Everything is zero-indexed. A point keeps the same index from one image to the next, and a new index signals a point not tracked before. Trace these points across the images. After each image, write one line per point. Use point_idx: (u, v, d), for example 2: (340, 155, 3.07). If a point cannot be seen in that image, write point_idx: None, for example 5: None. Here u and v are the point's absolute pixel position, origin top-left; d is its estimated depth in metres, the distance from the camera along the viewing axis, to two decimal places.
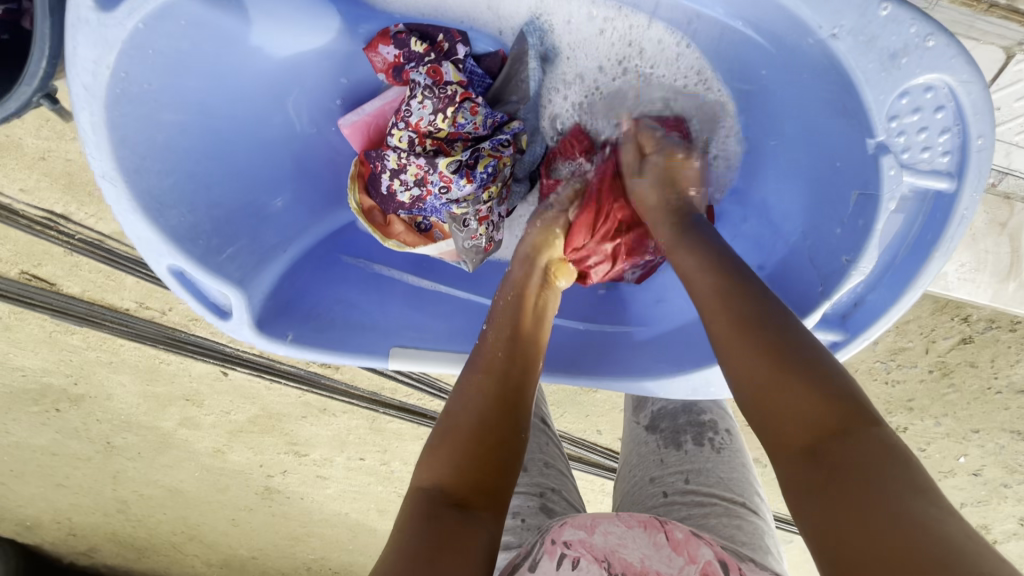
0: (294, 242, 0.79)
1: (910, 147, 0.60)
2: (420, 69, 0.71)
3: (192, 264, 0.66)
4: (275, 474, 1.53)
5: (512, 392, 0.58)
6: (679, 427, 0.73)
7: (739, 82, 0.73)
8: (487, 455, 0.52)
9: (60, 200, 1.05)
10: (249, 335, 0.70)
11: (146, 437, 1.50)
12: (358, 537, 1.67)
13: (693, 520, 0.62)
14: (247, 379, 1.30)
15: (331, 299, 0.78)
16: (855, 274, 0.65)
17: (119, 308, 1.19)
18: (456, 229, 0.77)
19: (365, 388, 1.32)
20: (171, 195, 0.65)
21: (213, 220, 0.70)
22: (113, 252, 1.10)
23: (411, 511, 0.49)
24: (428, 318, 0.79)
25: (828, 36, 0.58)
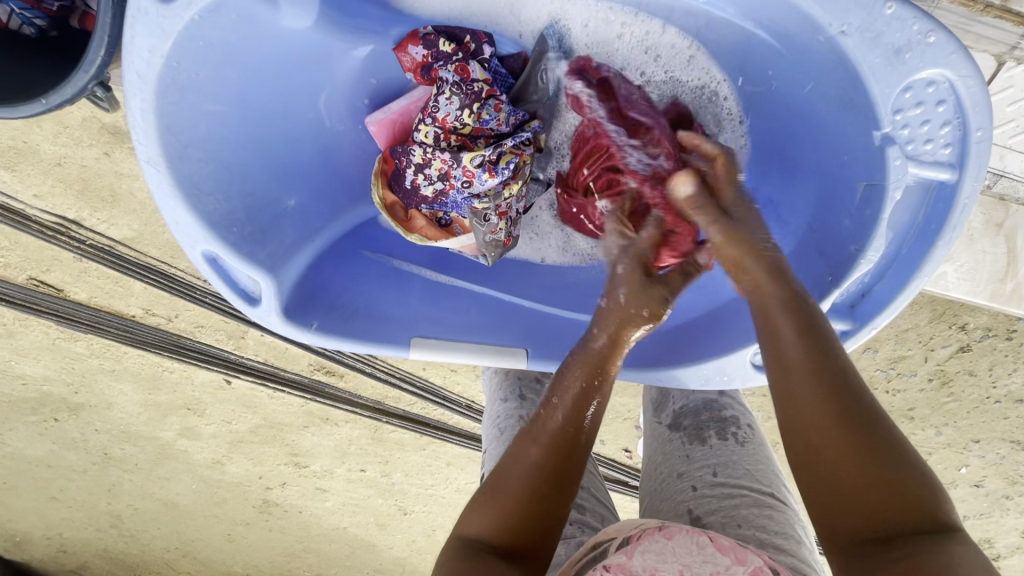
0: (320, 233, 0.81)
1: (914, 140, 0.63)
2: (448, 67, 0.73)
3: (225, 250, 0.68)
4: (274, 486, 1.51)
5: (566, 470, 0.56)
6: (703, 422, 0.74)
7: (747, 84, 0.76)
8: (529, 523, 0.53)
9: (73, 205, 1.06)
10: (276, 322, 0.72)
11: (145, 448, 1.48)
12: (356, 553, 1.65)
13: (724, 512, 0.63)
14: (251, 388, 1.30)
15: (355, 291, 0.80)
16: (864, 262, 0.67)
17: (126, 314, 1.20)
18: (476, 224, 0.78)
19: (369, 397, 1.32)
20: (210, 182, 0.68)
21: (247, 208, 0.72)
22: (123, 258, 1.11)
23: (451, 558, 0.51)
24: (447, 312, 0.80)
25: (837, 33, 0.61)
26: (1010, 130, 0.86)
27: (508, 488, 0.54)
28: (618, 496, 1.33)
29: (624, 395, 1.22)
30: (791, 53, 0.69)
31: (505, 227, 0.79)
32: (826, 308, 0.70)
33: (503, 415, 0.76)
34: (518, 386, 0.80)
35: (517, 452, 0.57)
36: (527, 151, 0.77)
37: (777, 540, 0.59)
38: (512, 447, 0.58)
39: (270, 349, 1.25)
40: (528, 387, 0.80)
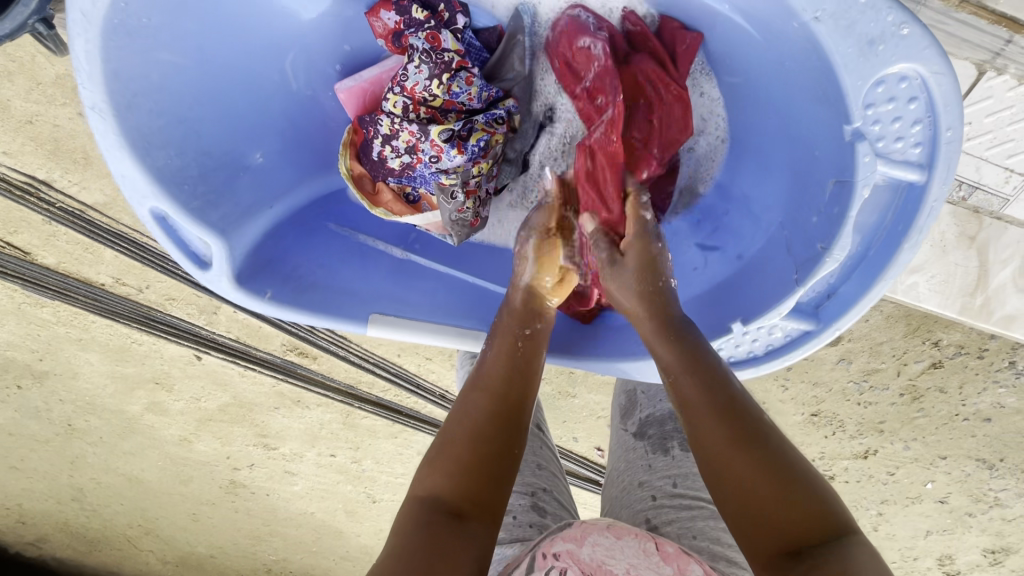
0: (280, 200, 0.79)
1: (885, 136, 0.62)
2: (420, 34, 0.71)
3: (175, 209, 0.67)
4: (242, 467, 1.52)
5: (510, 407, 0.59)
6: (667, 432, 0.72)
7: (727, 75, 0.75)
8: (480, 467, 0.54)
9: (44, 165, 1.02)
10: (226, 288, 0.70)
11: (109, 422, 1.45)
12: (323, 539, 1.70)
13: (681, 523, 0.62)
14: (221, 365, 1.28)
15: (315, 264, 0.78)
16: (829, 261, 0.67)
17: (95, 282, 1.16)
18: (443, 201, 0.76)
19: (342, 381, 1.29)
20: (160, 136, 0.66)
21: (201, 165, 0.70)
22: (93, 224, 1.07)
23: (409, 518, 0.51)
24: (412, 292, 0.79)
25: (811, 18, 0.60)
26: (988, 142, 0.86)
27: (454, 431, 0.57)
28: (587, 495, 1.33)
29: (599, 393, 1.21)
30: (768, 45, 0.67)
31: (473, 205, 0.77)
32: (790, 305, 0.70)
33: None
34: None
35: (463, 408, 0.59)
36: (498, 131, 0.76)
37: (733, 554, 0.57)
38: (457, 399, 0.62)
39: (242, 327, 1.22)
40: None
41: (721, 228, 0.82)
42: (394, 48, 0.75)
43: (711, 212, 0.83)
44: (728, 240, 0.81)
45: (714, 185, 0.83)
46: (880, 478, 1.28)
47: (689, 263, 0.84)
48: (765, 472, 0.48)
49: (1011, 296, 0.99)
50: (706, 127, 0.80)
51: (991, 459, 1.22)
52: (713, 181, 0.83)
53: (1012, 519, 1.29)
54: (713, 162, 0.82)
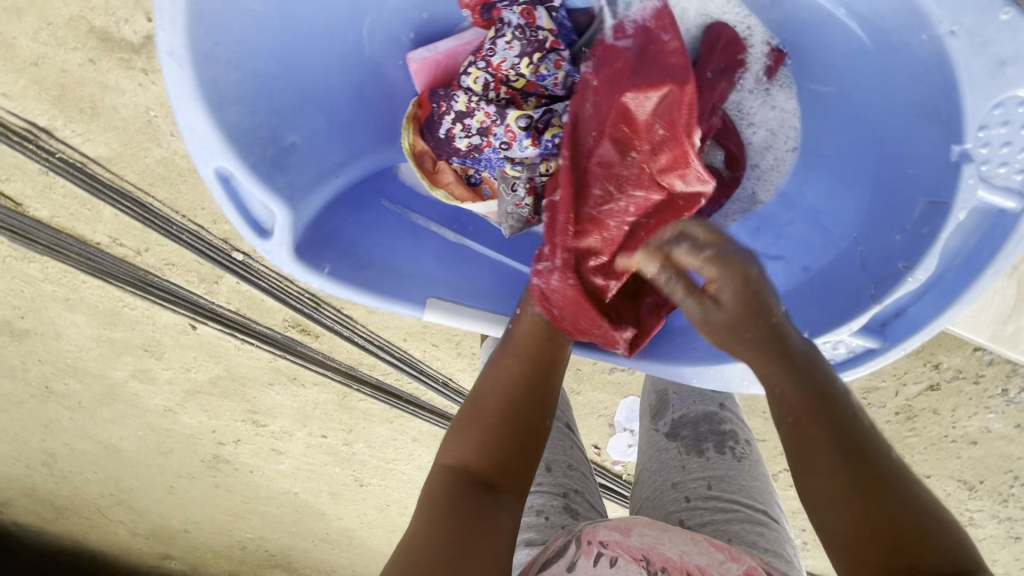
0: (343, 170, 0.77)
1: (990, 160, 0.62)
2: (515, 10, 0.70)
3: (242, 171, 0.65)
4: (226, 442, 1.48)
5: (538, 384, 0.60)
6: (701, 435, 0.72)
7: (816, 84, 0.77)
8: (512, 437, 0.55)
9: (47, 112, 0.95)
10: (286, 260, 0.68)
11: (90, 386, 1.40)
12: (303, 520, 1.68)
13: (715, 525, 0.63)
14: (217, 336, 1.23)
15: (370, 240, 0.75)
16: (910, 280, 0.69)
17: (90, 241, 1.10)
18: (504, 191, 0.75)
19: (343, 362, 1.25)
20: (234, 90, 0.64)
21: (270, 127, 0.68)
22: (95, 178, 1.01)
23: (442, 486, 0.52)
24: (463, 277, 0.78)
25: (946, 32, 0.59)
26: None
27: (488, 402, 0.57)
28: None
29: (604, 392, 1.20)
30: (878, 52, 0.68)
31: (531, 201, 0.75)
32: (861, 321, 0.73)
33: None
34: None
35: (490, 379, 0.60)
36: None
37: (771, 558, 0.59)
38: (487, 368, 0.62)
39: (243, 299, 1.16)
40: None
41: (786, 238, 0.83)
42: (480, 22, 0.73)
43: (773, 220, 0.85)
44: (796, 248, 0.83)
45: (779, 194, 0.84)
46: None
47: None
48: (846, 462, 0.53)
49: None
50: (777, 141, 0.81)
51: (971, 481, 1.26)
52: (780, 189, 0.84)
53: (981, 538, 1.34)
54: (781, 172, 0.83)
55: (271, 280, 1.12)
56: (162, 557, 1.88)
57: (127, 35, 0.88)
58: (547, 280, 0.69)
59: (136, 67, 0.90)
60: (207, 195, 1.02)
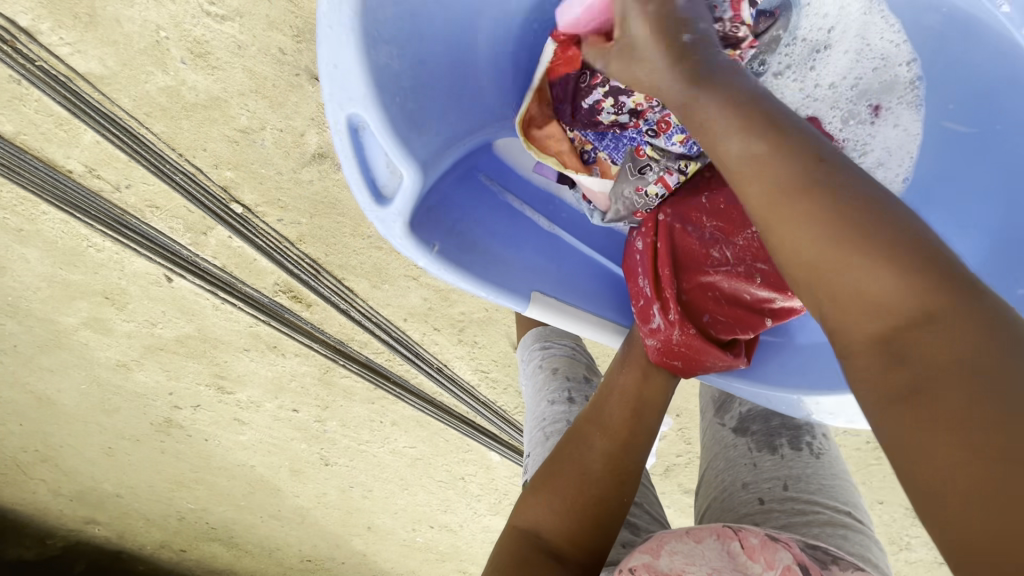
0: (464, 138, 0.62)
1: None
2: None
3: (380, 126, 0.49)
4: (183, 407, 1.36)
5: (616, 452, 0.56)
6: (773, 430, 0.68)
7: (951, 120, 0.58)
8: (586, 508, 0.53)
9: (32, 10, 0.82)
10: (400, 236, 0.55)
11: (32, 330, 1.24)
12: (255, 495, 1.58)
13: (793, 527, 0.57)
14: (194, 292, 1.12)
15: (472, 219, 0.64)
16: None
17: (60, 167, 0.97)
18: (628, 174, 0.62)
19: (332, 335, 1.16)
20: (391, 25, 0.48)
21: (413, 76, 0.52)
22: (79, 97, 0.88)
23: (512, 550, 0.52)
24: (563, 272, 0.68)
25: None
26: None
27: (564, 467, 0.55)
28: None
29: None
30: None
31: (656, 195, 0.62)
32: None
33: (550, 419, 0.66)
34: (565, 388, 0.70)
35: (577, 441, 0.57)
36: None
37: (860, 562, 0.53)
38: (570, 430, 0.59)
39: (232, 256, 1.05)
40: (577, 392, 0.69)
41: None
42: None
43: None
44: None
45: None
46: None
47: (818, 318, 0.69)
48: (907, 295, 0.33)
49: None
50: (888, 162, 0.61)
51: None
52: None
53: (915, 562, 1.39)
54: None
55: (269, 239, 1.02)
56: (85, 522, 1.72)
57: None
58: (662, 333, 0.59)
59: None
60: (212, 136, 0.91)
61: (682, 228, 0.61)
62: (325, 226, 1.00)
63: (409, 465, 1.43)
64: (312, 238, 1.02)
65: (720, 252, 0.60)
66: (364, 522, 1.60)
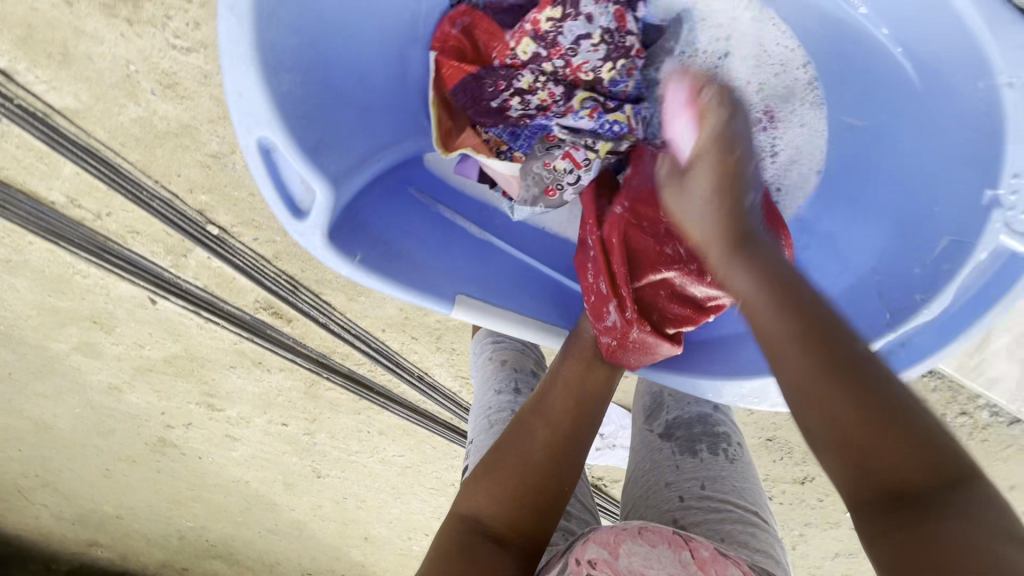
0: (385, 153, 0.71)
1: (1017, 207, 0.59)
2: (608, 9, 0.64)
3: (286, 146, 0.58)
4: (176, 426, 1.39)
5: (561, 441, 0.59)
6: (695, 435, 0.67)
7: (850, 117, 0.69)
8: (524, 493, 0.55)
9: (8, 52, 0.86)
10: (319, 245, 0.62)
11: (25, 357, 1.28)
12: (252, 510, 1.60)
13: (708, 525, 0.57)
14: (178, 313, 1.15)
15: (398, 230, 0.71)
16: (924, 313, 0.67)
17: (43, 199, 1.01)
18: (538, 151, 0.71)
19: (314, 349, 1.20)
20: (291, 55, 0.57)
21: (317, 97, 0.60)
22: (57, 131, 0.92)
23: (451, 536, 0.54)
24: (489, 272, 0.74)
25: (1004, 84, 0.55)
26: None
27: (504, 455, 0.58)
28: None
29: None
30: (929, 85, 0.62)
31: (565, 169, 0.71)
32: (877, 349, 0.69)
33: (496, 407, 0.70)
34: (513, 379, 0.73)
35: (519, 430, 0.59)
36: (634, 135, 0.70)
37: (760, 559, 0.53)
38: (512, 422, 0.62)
39: (212, 276, 1.09)
40: (524, 383, 0.73)
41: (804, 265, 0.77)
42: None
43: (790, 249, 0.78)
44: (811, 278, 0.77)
45: (798, 222, 0.77)
46: (810, 503, 1.35)
47: None
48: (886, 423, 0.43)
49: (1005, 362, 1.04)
50: (803, 159, 0.72)
51: None
52: (797, 218, 0.76)
53: None
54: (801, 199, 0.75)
55: (246, 258, 1.06)
56: (87, 544, 1.74)
57: None
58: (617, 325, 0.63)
59: (120, 15, 0.83)
60: (185, 162, 0.95)
61: (635, 224, 0.65)
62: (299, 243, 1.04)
63: (398, 473, 1.46)
64: (288, 256, 1.05)
65: (672, 248, 0.64)
66: (360, 533, 1.62)
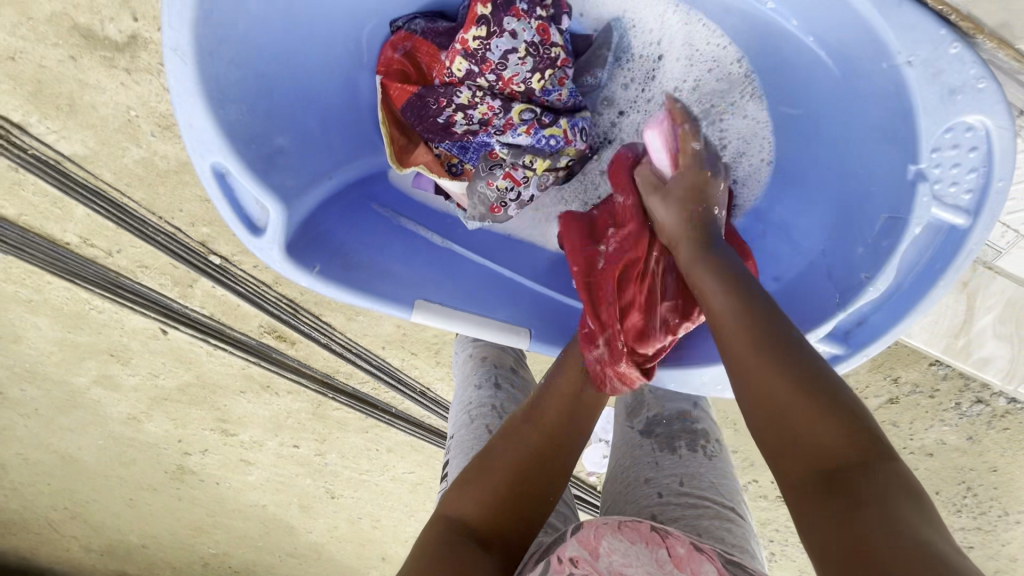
0: (339, 170, 0.78)
1: (942, 180, 0.66)
2: (531, 24, 0.68)
3: (238, 170, 0.65)
4: (193, 453, 1.43)
5: (553, 451, 0.60)
6: (674, 433, 0.70)
7: (785, 105, 0.78)
8: (512, 501, 0.56)
9: (20, 107, 0.93)
10: (275, 257, 0.68)
11: (50, 393, 1.34)
12: (271, 534, 1.63)
13: (685, 521, 0.59)
14: (188, 342, 1.20)
15: (360, 241, 0.77)
16: (870, 289, 0.73)
17: (58, 240, 1.07)
18: (481, 170, 0.75)
19: (318, 370, 1.23)
20: (235, 89, 0.63)
21: (265, 124, 0.67)
22: (68, 177, 0.99)
23: (436, 536, 0.55)
24: (448, 278, 0.79)
25: (904, 62, 0.63)
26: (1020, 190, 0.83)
27: (496, 461, 0.58)
28: None
29: None
30: (843, 68, 0.70)
31: (506, 188, 0.76)
32: (820, 331, 0.76)
33: (476, 402, 0.73)
34: (492, 375, 0.77)
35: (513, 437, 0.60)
36: (576, 146, 0.77)
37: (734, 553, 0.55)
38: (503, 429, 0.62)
39: (218, 304, 1.14)
40: (503, 378, 0.77)
41: (760, 250, 0.86)
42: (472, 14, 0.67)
43: (747, 235, 0.87)
44: (766, 260, 0.86)
45: (751, 211, 0.86)
46: None
47: None
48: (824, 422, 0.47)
49: (990, 341, 1.02)
50: (751, 150, 0.82)
51: (928, 491, 1.26)
52: (751, 207, 0.86)
53: None
54: (755, 185, 0.84)
55: (248, 285, 1.10)
56: None
57: (110, 33, 0.87)
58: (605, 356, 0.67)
59: (119, 66, 0.89)
60: (185, 197, 1.00)
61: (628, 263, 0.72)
62: None
63: (410, 491, 1.47)
64: (287, 280, 1.10)
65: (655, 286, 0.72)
66: (377, 553, 1.62)
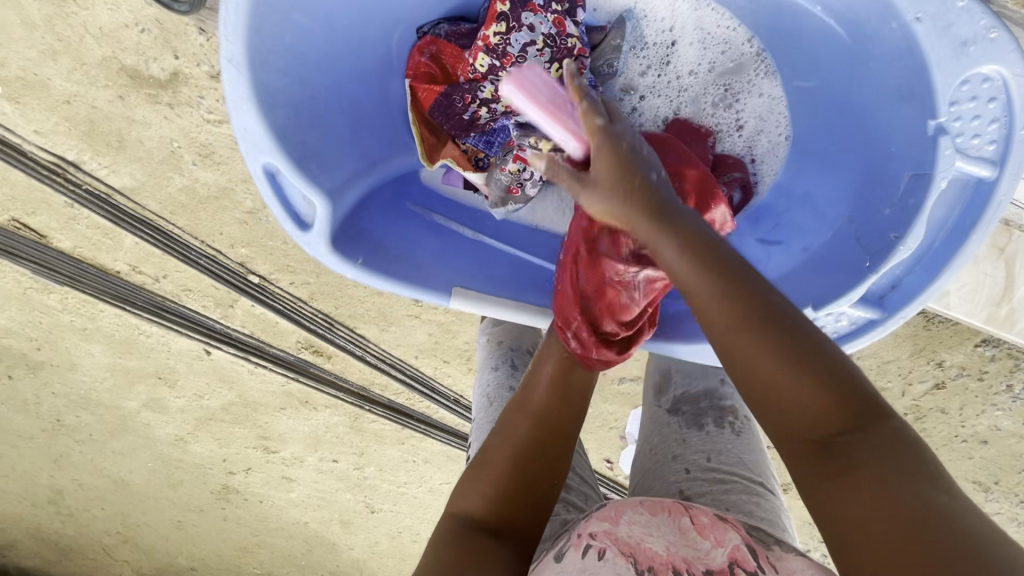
0: (376, 169, 0.82)
1: (964, 133, 0.67)
2: (547, 17, 0.74)
3: (288, 168, 0.67)
4: (237, 472, 1.47)
5: (548, 442, 0.60)
6: (701, 410, 0.71)
7: (801, 80, 0.82)
8: (515, 491, 0.57)
9: (75, 146, 1.00)
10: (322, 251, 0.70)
11: (103, 418, 1.40)
12: (314, 552, 1.65)
13: (712, 495, 0.60)
14: (230, 361, 1.25)
15: (397, 236, 0.80)
16: (901, 248, 0.72)
17: (109, 269, 1.14)
18: (499, 156, 0.79)
19: (354, 382, 1.26)
20: (283, 94, 0.67)
21: (309, 126, 0.71)
22: (118, 209, 1.06)
23: (448, 532, 0.55)
24: (482, 268, 0.82)
25: (913, 19, 0.66)
26: None
27: (494, 455, 0.59)
28: None
29: (612, 403, 1.21)
30: (856, 34, 0.74)
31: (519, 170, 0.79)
32: (853, 295, 0.74)
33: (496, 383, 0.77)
34: (508, 357, 0.81)
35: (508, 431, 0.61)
36: None
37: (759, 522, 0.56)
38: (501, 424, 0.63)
39: (257, 323, 1.18)
40: (520, 359, 0.81)
41: (786, 224, 0.87)
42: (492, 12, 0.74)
43: (772, 210, 0.88)
44: (794, 233, 0.86)
45: (775, 185, 0.88)
46: None
47: (754, 256, 0.87)
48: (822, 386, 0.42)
49: None
50: (767, 126, 0.86)
51: (986, 481, 1.21)
52: (774, 181, 0.88)
53: None
54: (776, 160, 0.87)
55: (285, 302, 1.15)
56: None
57: (154, 72, 0.94)
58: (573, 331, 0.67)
59: (163, 101, 0.96)
60: (225, 220, 1.06)
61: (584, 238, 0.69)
62: (330, 281, 1.13)
63: None
64: (321, 295, 1.14)
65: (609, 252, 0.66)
66: None
